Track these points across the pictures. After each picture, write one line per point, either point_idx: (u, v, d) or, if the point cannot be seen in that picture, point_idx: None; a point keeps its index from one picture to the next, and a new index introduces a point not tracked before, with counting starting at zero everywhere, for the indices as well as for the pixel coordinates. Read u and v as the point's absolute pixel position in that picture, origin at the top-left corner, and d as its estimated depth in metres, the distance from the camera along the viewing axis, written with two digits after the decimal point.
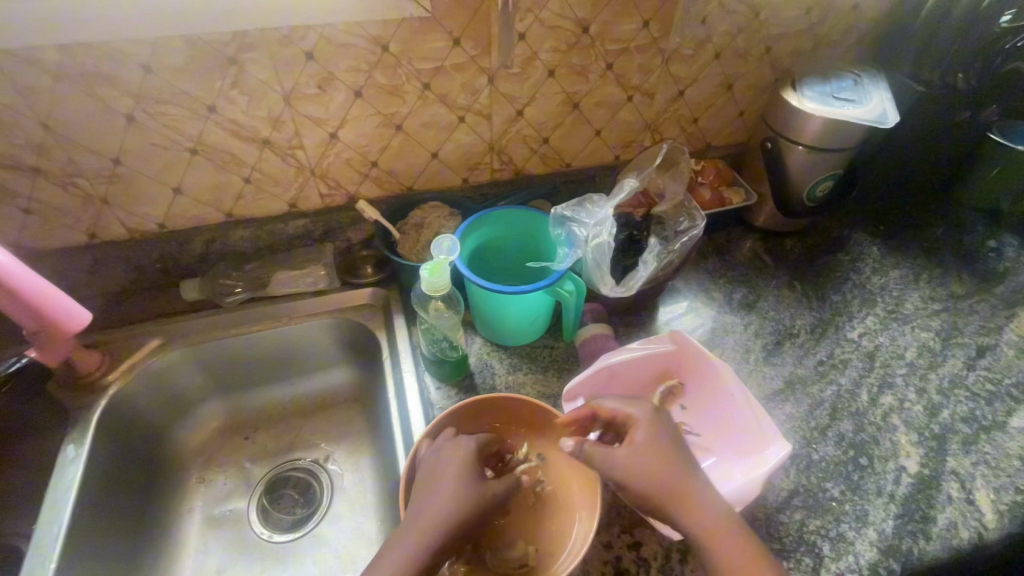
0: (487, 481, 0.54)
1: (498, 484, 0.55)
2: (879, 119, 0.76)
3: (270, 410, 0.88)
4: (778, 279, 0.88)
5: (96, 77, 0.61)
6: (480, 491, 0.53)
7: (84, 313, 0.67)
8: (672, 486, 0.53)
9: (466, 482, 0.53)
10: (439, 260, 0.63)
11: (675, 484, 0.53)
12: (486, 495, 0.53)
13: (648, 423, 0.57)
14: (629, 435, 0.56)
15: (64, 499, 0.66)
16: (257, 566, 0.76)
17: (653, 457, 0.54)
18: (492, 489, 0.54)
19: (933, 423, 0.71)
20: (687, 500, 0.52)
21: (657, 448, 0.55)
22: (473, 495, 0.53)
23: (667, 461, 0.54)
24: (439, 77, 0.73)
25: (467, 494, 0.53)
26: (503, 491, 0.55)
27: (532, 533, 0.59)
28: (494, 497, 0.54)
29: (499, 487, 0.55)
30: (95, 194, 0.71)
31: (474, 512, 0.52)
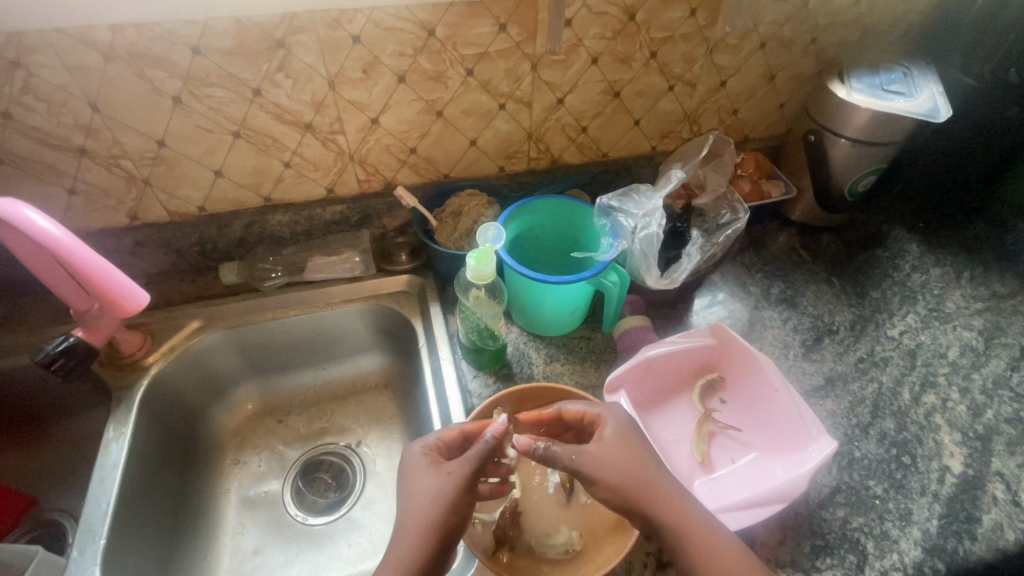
0: (443, 469, 0.53)
1: (456, 465, 0.53)
2: (930, 113, 0.74)
3: (303, 394, 0.89)
4: (816, 275, 0.87)
5: (146, 58, 0.61)
6: (440, 484, 0.52)
7: (142, 294, 0.68)
8: (645, 483, 0.52)
9: (425, 484, 0.53)
10: (485, 248, 0.63)
11: (649, 484, 0.52)
12: (450, 483, 0.52)
13: (616, 421, 0.56)
14: (598, 432, 0.55)
15: (111, 476, 0.67)
16: (293, 547, 0.76)
17: (625, 455, 0.53)
18: (450, 472, 0.53)
19: (977, 424, 0.70)
20: (659, 500, 0.51)
21: (628, 448, 0.54)
22: (434, 493, 0.52)
23: (633, 461, 0.53)
24: (483, 63, 0.72)
25: (427, 494, 0.52)
26: (468, 468, 0.53)
27: (578, 522, 0.60)
28: (458, 480, 0.52)
29: (461, 467, 0.53)
30: (138, 175, 0.72)
31: (442, 508, 0.51)
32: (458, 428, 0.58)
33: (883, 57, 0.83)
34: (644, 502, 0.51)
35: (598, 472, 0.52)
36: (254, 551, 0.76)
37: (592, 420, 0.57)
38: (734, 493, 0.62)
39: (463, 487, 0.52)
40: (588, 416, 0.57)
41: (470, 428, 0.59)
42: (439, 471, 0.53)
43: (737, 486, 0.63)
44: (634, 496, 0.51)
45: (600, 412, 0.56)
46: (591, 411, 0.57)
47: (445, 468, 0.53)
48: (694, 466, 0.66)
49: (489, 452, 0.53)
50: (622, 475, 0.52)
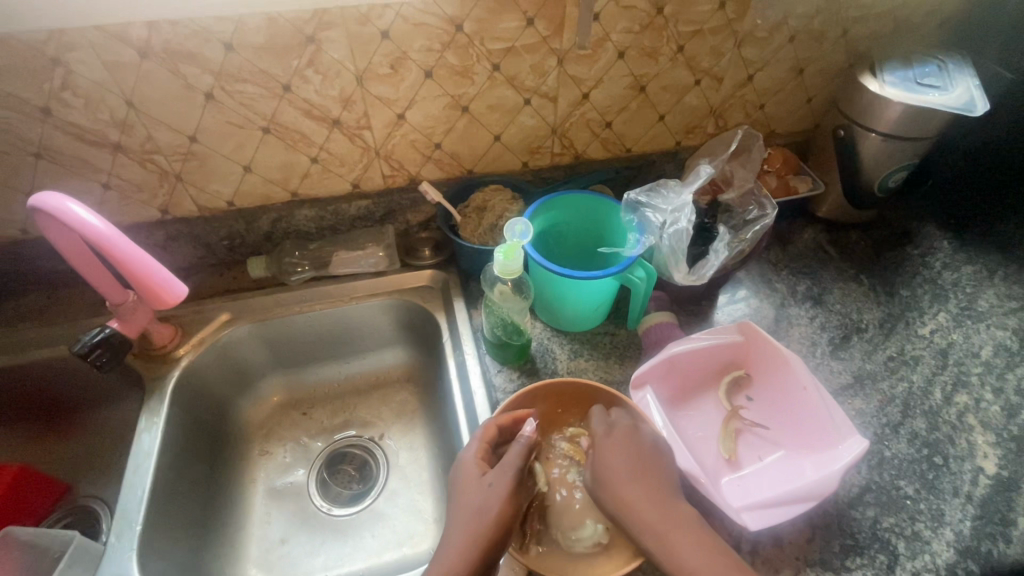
0: (485, 479, 0.55)
1: (497, 475, 0.55)
2: (966, 107, 0.72)
3: (328, 386, 0.90)
4: (844, 272, 0.86)
5: (180, 54, 0.62)
6: (484, 494, 0.54)
7: (180, 288, 0.68)
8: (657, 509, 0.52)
9: (471, 493, 0.55)
10: (512, 243, 0.63)
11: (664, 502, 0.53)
12: (491, 495, 0.54)
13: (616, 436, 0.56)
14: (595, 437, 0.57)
15: (145, 465, 0.69)
16: (318, 538, 0.77)
17: (621, 452, 0.55)
18: (491, 484, 0.54)
19: (1011, 424, 0.69)
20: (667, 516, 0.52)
21: (623, 447, 0.56)
22: (478, 505, 0.53)
23: (617, 458, 0.55)
24: (509, 58, 0.72)
25: (469, 507, 0.54)
26: (508, 480, 0.54)
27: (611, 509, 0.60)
28: (501, 490, 0.54)
29: (501, 478, 0.55)
30: (170, 170, 0.73)
31: (485, 520, 0.52)
32: (495, 424, 0.59)
33: (918, 49, 0.81)
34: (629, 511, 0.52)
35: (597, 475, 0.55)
36: (281, 540, 0.77)
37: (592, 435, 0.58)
38: (760, 491, 0.62)
39: (505, 498, 0.53)
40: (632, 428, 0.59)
41: (504, 422, 0.60)
42: (482, 482, 0.55)
43: (765, 485, 0.62)
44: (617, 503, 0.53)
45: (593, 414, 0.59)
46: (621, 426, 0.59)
47: (487, 479, 0.55)
48: (720, 463, 0.65)
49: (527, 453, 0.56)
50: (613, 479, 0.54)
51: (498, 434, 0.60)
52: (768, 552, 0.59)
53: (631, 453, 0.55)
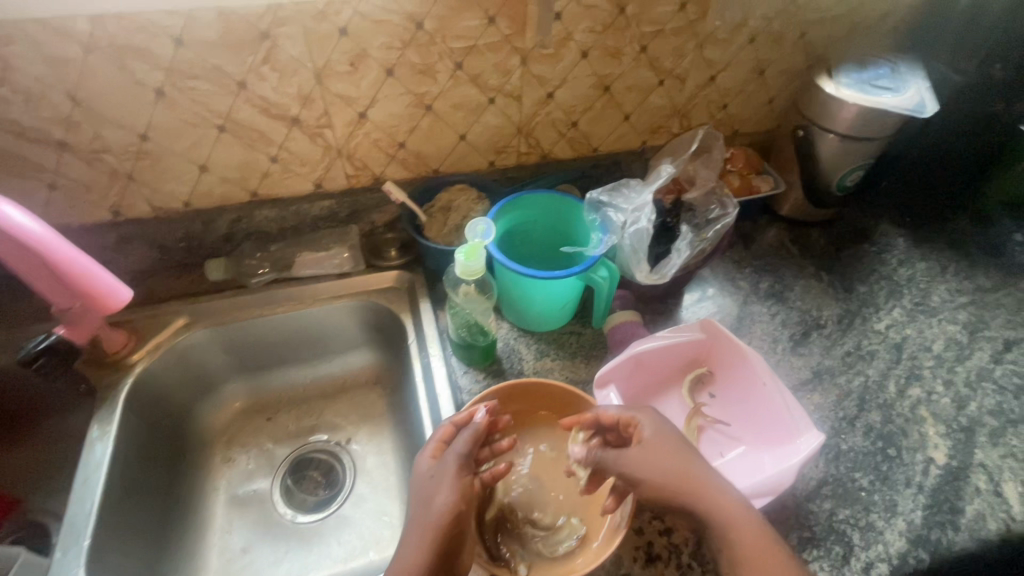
0: (433, 472, 0.55)
1: (443, 465, 0.55)
2: (916, 109, 0.75)
3: (293, 391, 0.88)
4: (805, 269, 0.88)
5: (127, 50, 0.60)
6: (433, 486, 0.54)
7: (124, 291, 0.67)
8: (678, 480, 0.53)
9: (422, 490, 0.54)
10: (474, 243, 0.62)
11: (688, 478, 0.54)
12: (437, 486, 0.53)
13: (653, 422, 0.57)
14: (636, 433, 0.56)
15: (95, 479, 0.66)
16: (282, 545, 0.76)
17: (661, 442, 0.55)
18: (437, 476, 0.54)
19: (960, 416, 0.71)
20: (703, 493, 0.53)
21: (671, 443, 0.55)
22: (427, 500, 0.53)
23: (676, 457, 0.54)
24: (472, 56, 0.71)
25: (420, 502, 0.54)
26: (451, 467, 0.54)
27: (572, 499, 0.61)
28: (447, 480, 0.54)
29: (443, 466, 0.55)
30: (121, 170, 0.70)
31: (432, 512, 0.52)
32: (451, 423, 0.58)
33: (871, 52, 0.83)
34: (687, 493, 0.53)
35: (638, 471, 0.54)
36: (243, 550, 0.75)
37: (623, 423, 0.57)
38: None
39: (449, 488, 0.53)
40: (623, 420, 0.57)
41: (459, 420, 0.58)
42: (429, 475, 0.55)
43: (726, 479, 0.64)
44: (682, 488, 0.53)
45: (636, 416, 0.57)
46: (627, 415, 0.57)
47: (434, 471, 0.55)
48: None
49: (473, 439, 0.56)
50: (654, 463, 0.54)
51: (456, 433, 0.58)
52: None
53: (664, 444, 0.55)
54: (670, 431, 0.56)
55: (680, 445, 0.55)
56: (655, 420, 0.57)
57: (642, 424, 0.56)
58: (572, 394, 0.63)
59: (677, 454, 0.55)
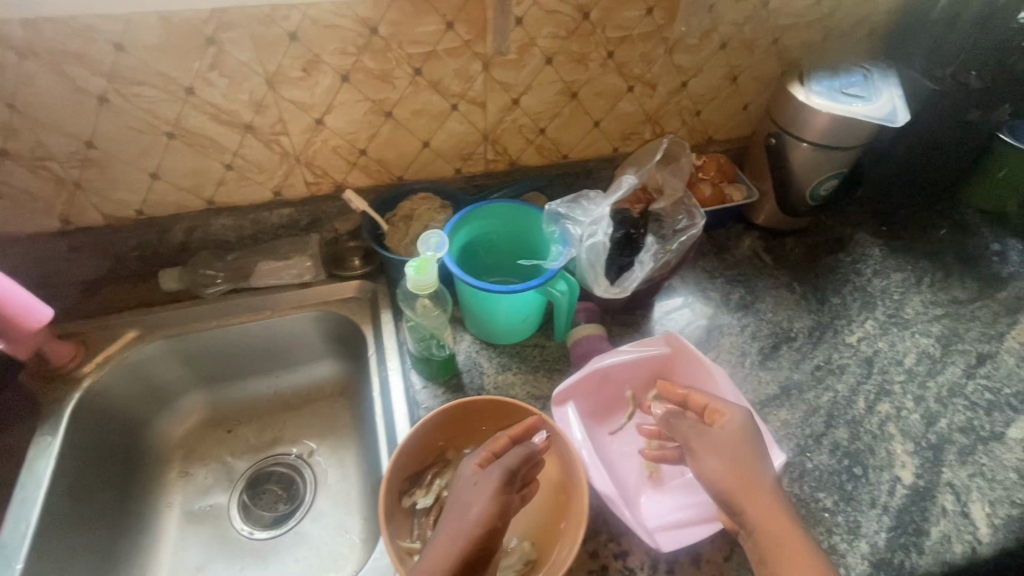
0: (475, 479, 0.53)
1: (486, 474, 0.53)
2: (888, 119, 0.74)
3: (255, 402, 0.86)
4: (778, 280, 0.86)
5: (64, 55, 0.58)
6: (472, 494, 0.51)
7: (43, 312, 0.66)
8: (738, 477, 0.53)
9: (461, 496, 0.52)
10: (426, 257, 0.60)
11: (750, 480, 0.53)
12: (475, 493, 0.51)
13: (739, 419, 0.56)
14: (718, 422, 0.56)
15: (34, 496, 0.64)
16: (237, 563, 0.74)
17: (734, 444, 0.54)
18: (478, 483, 0.52)
19: (929, 433, 0.70)
20: (756, 498, 0.52)
21: (747, 445, 0.54)
22: (463, 506, 0.51)
23: (742, 458, 0.54)
24: (432, 62, 0.69)
25: (455, 509, 0.51)
26: (495, 478, 0.52)
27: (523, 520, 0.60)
28: (487, 490, 0.51)
29: (487, 476, 0.52)
30: (66, 178, 0.68)
31: (466, 521, 0.49)
32: (505, 436, 0.57)
33: (844, 59, 0.81)
34: (741, 495, 0.52)
35: (707, 457, 0.54)
36: (196, 568, 0.73)
37: (711, 410, 0.57)
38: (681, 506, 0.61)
39: (489, 497, 0.51)
40: (711, 406, 0.58)
41: (514, 435, 0.57)
42: (471, 481, 0.53)
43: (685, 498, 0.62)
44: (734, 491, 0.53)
45: (724, 406, 0.57)
46: (716, 402, 0.57)
47: (475, 477, 0.53)
48: (643, 481, 0.64)
49: (527, 453, 0.54)
50: (722, 455, 0.54)
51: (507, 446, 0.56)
52: (685, 570, 0.58)
53: (736, 443, 0.54)
54: (750, 431, 0.55)
55: (753, 448, 0.54)
56: (743, 419, 0.56)
57: (728, 416, 0.56)
58: (517, 406, 0.61)
59: (744, 454, 0.54)
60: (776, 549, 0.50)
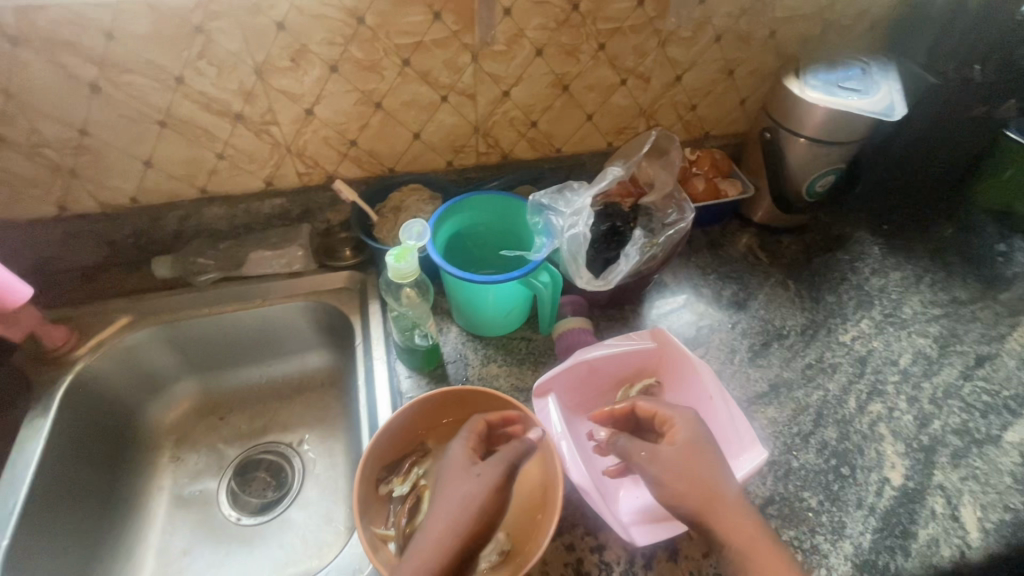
0: (474, 470, 0.52)
1: (487, 466, 0.52)
2: (885, 112, 0.72)
3: (246, 390, 0.87)
4: (772, 277, 0.84)
5: (56, 43, 0.59)
6: (471, 485, 0.50)
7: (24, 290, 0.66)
8: (700, 491, 0.51)
9: (455, 487, 0.51)
10: (406, 246, 0.60)
11: (713, 492, 0.51)
12: (480, 486, 0.50)
13: (690, 426, 0.54)
14: (670, 434, 0.54)
15: (22, 475, 0.65)
16: (223, 547, 0.75)
17: (693, 455, 0.53)
18: (480, 474, 0.51)
19: (922, 434, 0.68)
20: (722, 509, 0.51)
21: (706, 453, 0.53)
22: (462, 497, 0.50)
23: (700, 472, 0.52)
24: (420, 53, 0.69)
25: (454, 499, 0.50)
26: (498, 472, 0.51)
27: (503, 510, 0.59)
28: (487, 484, 0.51)
29: (491, 468, 0.51)
30: (62, 165, 0.69)
31: (467, 514, 0.49)
32: (485, 421, 0.57)
33: (843, 53, 0.80)
34: (708, 509, 0.51)
35: (661, 474, 0.52)
36: (183, 551, 0.74)
37: (662, 420, 0.56)
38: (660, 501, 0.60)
39: (493, 492, 0.50)
40: (660, 416, 0.56)
41: (493, 421, 0.57)
42: (472, 472, 0.52)
43: None
44: (703, 507, 0.51)
45: (673, 414, 0.55)
46: (665, 411, 0.56)
47: (475, 469, 0.52)
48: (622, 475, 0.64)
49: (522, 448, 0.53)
50: (680, 471, 0.52)
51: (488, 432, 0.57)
52: (662, 566, 0.57)
53: (696, 453, 0.53)
54: (706, 439, 0.54)
55: (713, 459, 0.53)
56: (695, 426, 0.55)
57: (680, 426, 0.54)
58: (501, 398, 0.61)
59: (704, 464, 0.52)
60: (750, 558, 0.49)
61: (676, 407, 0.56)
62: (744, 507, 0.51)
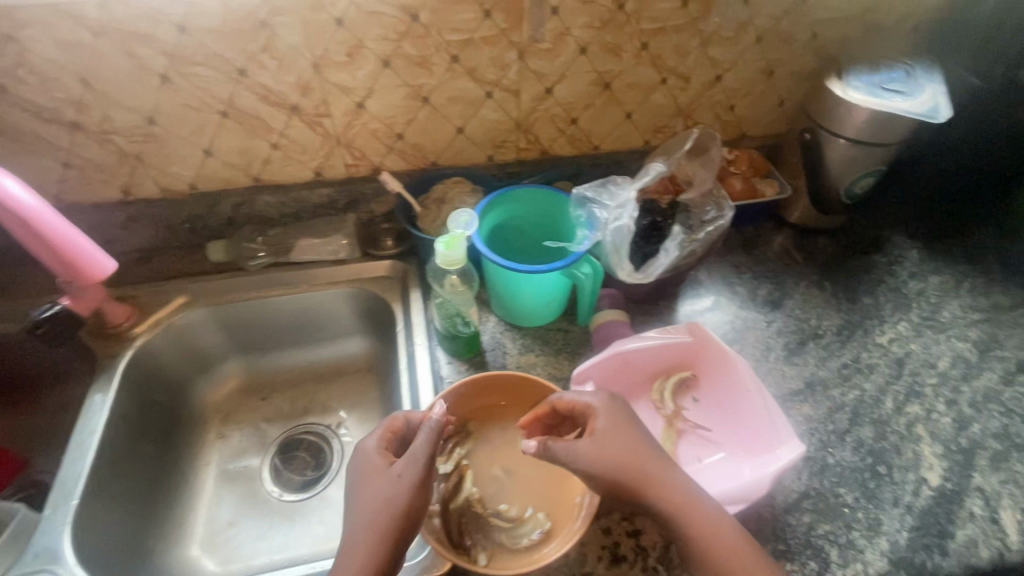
0: (393, 471, 0.53)
1: (404, 466, 0.53)
2: (929, 114, 0.72)
3: (288, 373, 0.90)
4: (808, 277, 0.85)
5: (133, 35, 0.63)
6: (390, 486, 0.52)
7: (109, 263, 0.69)
8: (633, 472, 0.53)
9: (373, 487, 0.53)
10: (456, 234, 0.62)
11: (647, 471, 0.53)
12: (399, 486, 0.52)
13: (609, 412, 0.55)
14: (590, 425, 0.55)
15: (89, 443, 0.69)
16: (266, 521, 0.78)
17: (621, 437, 0.54)
18: (400, 475, 0.53)
19: (960, 437, 0.68)
20: (659, 484, 0.52)
21: (624, 433, 0.54)
22: (384, 498, 0.52)
23: (633, 453, 0.53)
24: (468, 50, 0.72)
25: (373, 500, 0.52)
26: (418, 471, 0.53)
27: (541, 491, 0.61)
28: (408, 483, 0.52)
29: (411, 468, 0.53)
30: (128, 152, 0.74)
31: (390, 514, 0.51)
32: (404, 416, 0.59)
33: (886, 55, 0.80)
34: (647, 487, 0.52)
35: (588, 462, 0.53)
36: (229, 523, 0.77)
37: (581, 411, 0.57)
38: None
39: (412, 490, 0.52)
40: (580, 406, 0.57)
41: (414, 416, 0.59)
42: (390, 473, 0.53)
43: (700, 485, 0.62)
44: (634, 484, 0.52)
45: (590, 403, 0.56)
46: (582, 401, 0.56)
47: (394, 470, 0.53)
48: None
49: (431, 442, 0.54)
50: (606, 455, 0.53)
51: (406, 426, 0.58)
52: None
53: (627, 436, 0.54)
54: (629, 422, 0.55)
55: (640, 440, 0.54)
56: (612, 410, 0.56)
57: (601, 414, 0.55)
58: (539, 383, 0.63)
59: (630, 447, 0.53)
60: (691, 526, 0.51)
61: (593, 395, 0.57)
62: (680, 479, 0.53)
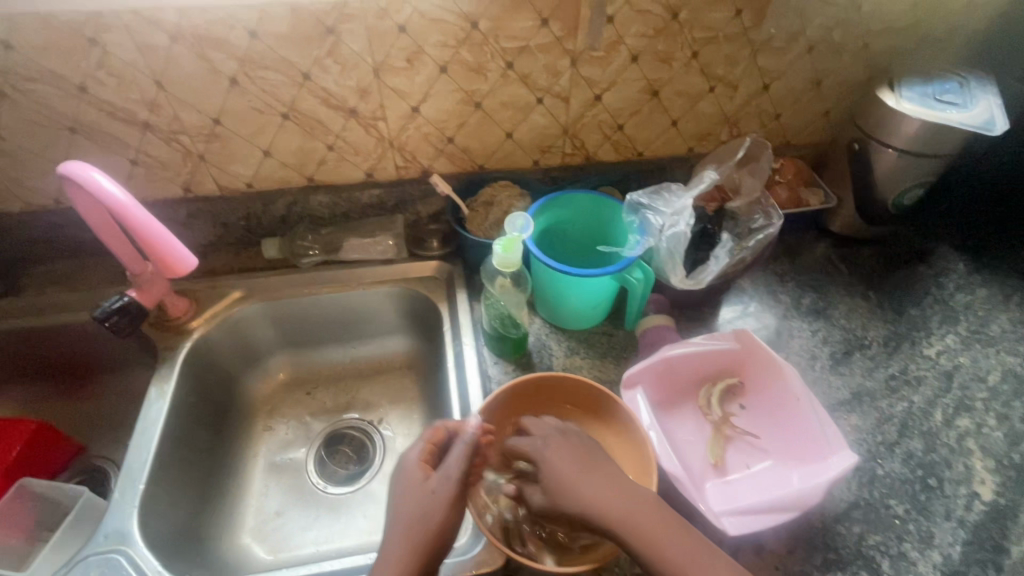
0: (428, 485, 0.54)
1: (440, 482, 0.54)
2: (985, 126, 0.71)
3: (333, 368, 0.93)
4: (852, 287, 0.84)
5: (207, 40, 0.65)
6: (427, 501, 0.53)
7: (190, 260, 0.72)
8: (575, 493, 0.52)
9: (411, 499, 0.54)
10: (512, 236, 0.64)
11: (584, 490, 0.52)
12: (435, 502, 0.53)
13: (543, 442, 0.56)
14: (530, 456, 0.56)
15: (151, 432, 0.72)
16: (312, 513, 0.79)
17: (563, 453, 0.55)
18: (434, 491, 0.54)
19: (1013, 452, 0.67)
20: (601, 499, 0.51)
21: (563, 454, 0.55)
22: (421, 513, 0.53)
23: (574, 476, 0.53)
24: (523, 57, 0.73)
25: (410, 514, 0.53)
26: (452, 487, 0.54)
27: None
28: (443, 497, 0.54)
29: (446, 485, 0.54)
30: (193, 151, 0.76)
31: (426, 528, 0.52)
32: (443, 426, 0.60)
33: (939, 66, 0.80)
34: (586, 508, 0.51)
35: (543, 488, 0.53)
36: (276, 513, 0.79)
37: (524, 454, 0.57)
38: (746, 497, 0.62)
39: (448, 506, 0.53)
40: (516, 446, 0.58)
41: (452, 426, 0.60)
42: (427, 488, 0.54)
43: (749, 492, 0.63)
44: (575, 508, 0.51)
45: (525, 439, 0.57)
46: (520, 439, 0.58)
47: (430, 485, 0.54)
48: (706, 468, 0.66)
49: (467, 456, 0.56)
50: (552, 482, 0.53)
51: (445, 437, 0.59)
52: (749, 559, 0.58)
53: (570, 455, 0.55)
54: (566, 447, 0.56)
55: (580, 461, 0.54)
56: (550, 439, 0.57)
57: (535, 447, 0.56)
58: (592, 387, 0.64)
59: (569, 466, 0.53)
60: (644, 542, 0.49)
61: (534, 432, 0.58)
62: (619, 494, 0.52)
